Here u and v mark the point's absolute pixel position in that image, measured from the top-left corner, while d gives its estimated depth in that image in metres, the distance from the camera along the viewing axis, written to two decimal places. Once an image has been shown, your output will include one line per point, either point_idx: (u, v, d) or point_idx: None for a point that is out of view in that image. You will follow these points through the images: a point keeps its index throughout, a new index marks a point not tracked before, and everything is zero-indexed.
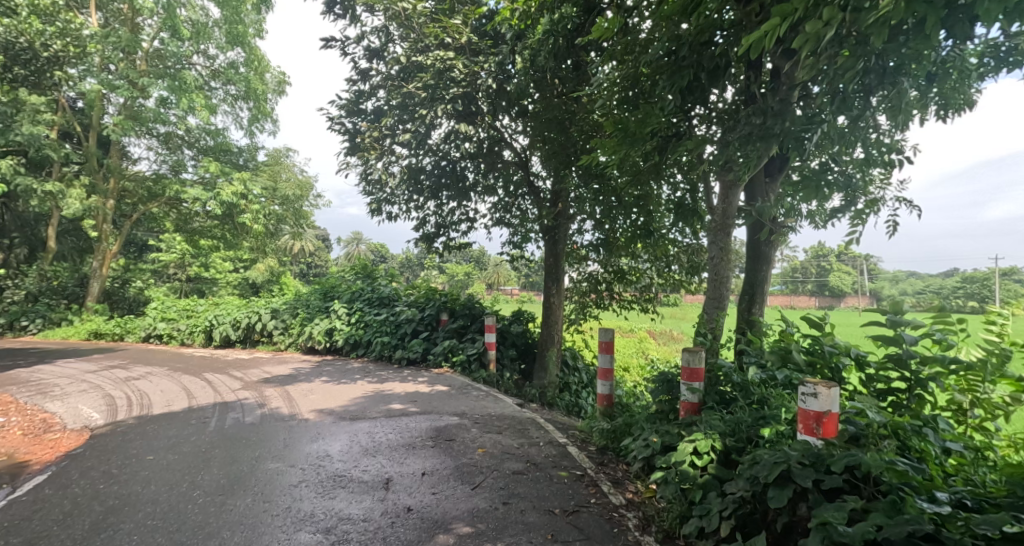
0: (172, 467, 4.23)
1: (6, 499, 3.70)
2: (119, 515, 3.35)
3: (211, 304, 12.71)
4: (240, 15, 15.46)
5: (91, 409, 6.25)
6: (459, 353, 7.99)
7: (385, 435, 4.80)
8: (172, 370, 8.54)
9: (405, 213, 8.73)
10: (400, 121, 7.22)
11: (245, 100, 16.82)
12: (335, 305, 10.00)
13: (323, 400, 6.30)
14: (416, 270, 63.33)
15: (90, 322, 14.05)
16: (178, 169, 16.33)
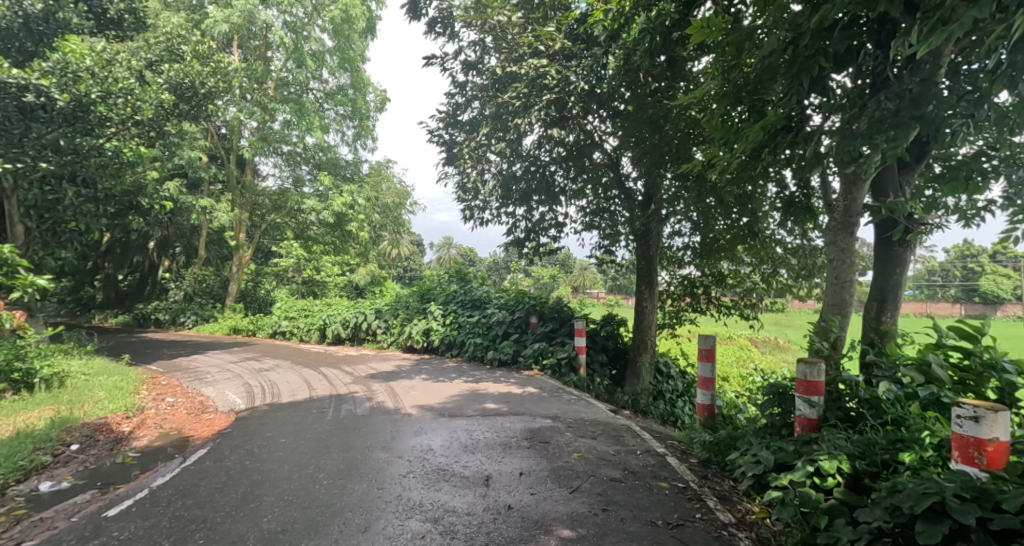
0: (300, 450, 4.74)
1: (179, 467, 4.40)
2: (261, 489, 3.83)
3: (325, 304, 13.99)
4: (349, 42, 16.89)
5: (234, 394, 7.21)
6: (549, 356, 8.01)
7: (483, 433, 4.98)
8: (294, 363, 9.56)
9: (496, 219, 9.01)
10: (495, 130, 7.48)
11: (352, 119, 18.38)
12: (431, 307, 10.54)
13: (424, 396, 6.69)
14: (504, 273, 64.85)
15: (230, 319, 16.15)
16: (298, 184, 18.19)
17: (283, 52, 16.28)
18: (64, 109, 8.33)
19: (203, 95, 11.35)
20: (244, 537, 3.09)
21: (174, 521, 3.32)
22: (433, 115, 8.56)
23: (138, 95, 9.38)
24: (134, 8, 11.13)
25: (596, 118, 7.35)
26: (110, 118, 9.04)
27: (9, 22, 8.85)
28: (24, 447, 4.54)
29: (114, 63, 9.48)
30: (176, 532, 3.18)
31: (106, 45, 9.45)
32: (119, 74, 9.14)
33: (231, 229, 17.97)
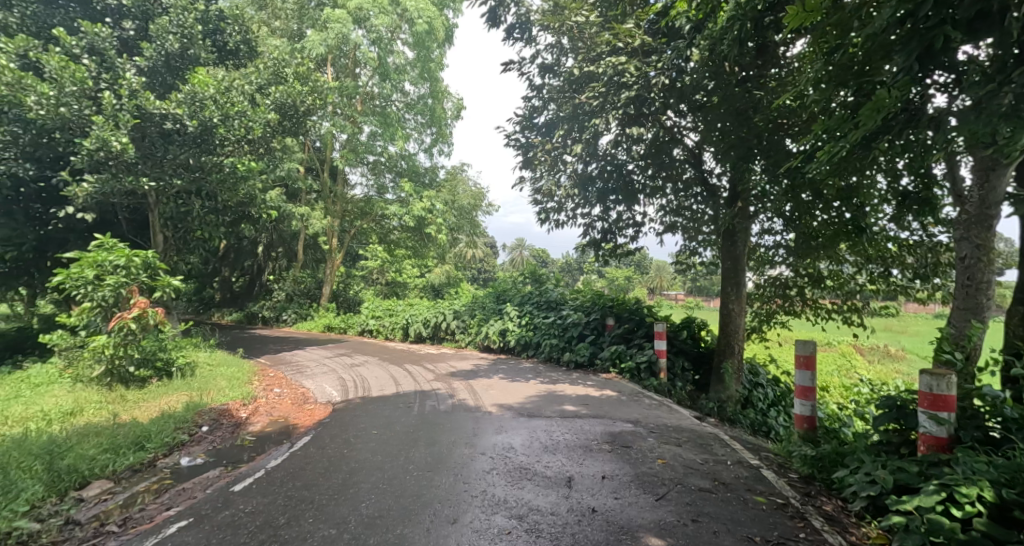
0: (390, 442, 5.01)
1: (287, 452, 4.83)
2: (358, 476, 4.10)
3: (408, 304, 14.66)
4: (429, 52, 17.59)
5: (329, 388, 7.78)
6: (628, 359, 7.79)
7: (563, 434, 4.97)
8: (381, 360, 10.13)
9: (572, 220, 8.95)
10: (572, 131, 7.47)
11: (430, 127, 19.17)
12: (507, 308, 10.71)
13: (502, 395, 6.82)
14: (578, 273, 64.24)
15: (325, 318, 17.42)
16: (382, 191, 19.20)
17: (370, 69, 17.32)
18: (193, 133, 9.53)
19: (302, 113, 12.40)
20: (347, 519, 3.34)
21: (287, 500, 3.66)
22: (510, 119, 8.68)
23: (250, 116, 10.35)
24: (247, 39, 12.40)
25: (676, 113, 7.06)
26: (227, 138, 10.12)
27: (154, 61, 10.23)
28: (166, 427, 5.23)
29: (232, 90, 10.59)
30: (290, 510, 3.51)
31: (225, 73, 10.59)
32: (235, 99, 10.20)
33: (325, 235, 19.36)
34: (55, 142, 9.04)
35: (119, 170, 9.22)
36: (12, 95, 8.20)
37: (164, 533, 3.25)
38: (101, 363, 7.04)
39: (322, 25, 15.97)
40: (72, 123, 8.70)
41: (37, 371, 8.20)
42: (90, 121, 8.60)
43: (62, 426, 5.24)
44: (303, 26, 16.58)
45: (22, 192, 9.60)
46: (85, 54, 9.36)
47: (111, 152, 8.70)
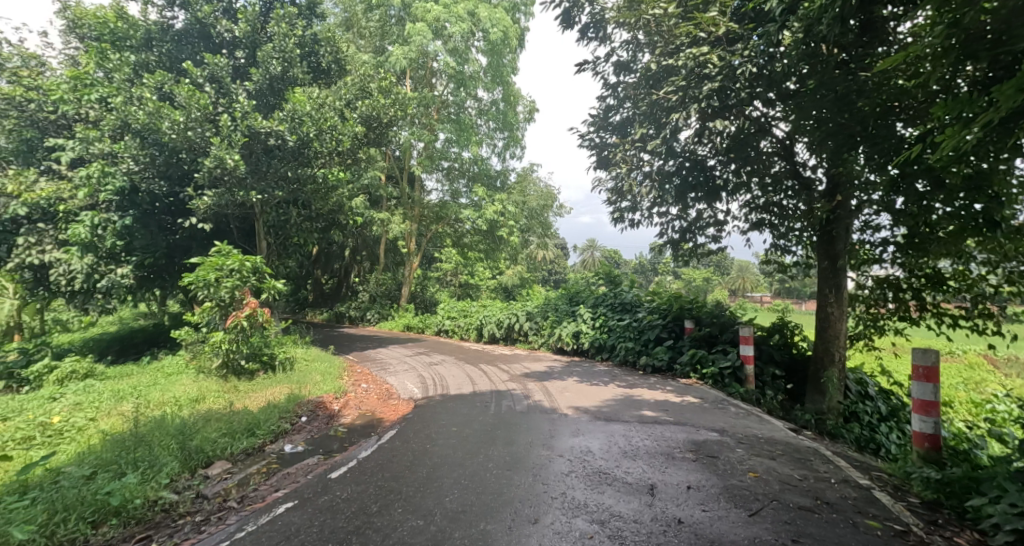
0: (469, 439, 5.14)
1: (376, 444, 5.12)
2: (442, 471, 4.25)
3: (482, 306, 14.95)
4: (502, 58, 17.92)
5: (411, 385, 8.13)
6: (710, 364, 7.40)
7: (643, 440, 4.83)
8: (458, 359, 10.42)
9: (648, 220, 8.68)
10: (650, 126, 7.26)
11: (502, 131, 19.61)
12: (581, 309, 10.59)
13: (578, 398, 6.74)
14: (652, 275, 62.13)
15: (405, 318, 18.22)
16: (457, 195, 19.76)
17: (446, 78, 17.95)
18: (292, 147, 10.41)
19: (385, 124, 13.12)
20: (433, 511, 3.47)
21: (378, 490, 3.88)
22: (584, 120, 8.60)
23: (340, 129, 11.09)
24: (338, 59, 13.30)
25: (763, 104, 6.63)
26: (320, 151, 10.94)
27: (260, 84, 11.32)
28: (272, 415, 5.74)
29: (324, 106, 11.43)
30: (381, 499, 3.72)
31: (318, 91, 11.46)
32: (327, 114, 11.00)
33: (404, 239, 20.24)
34: (182, 161, 10.23)
35: (232, 185, 10.29)
36: (150, 122, 9.38)
37: (274, 512, 3.59)
38: (219, 356, 7.89)
39: (403, 39, 16.78)
40: (195, 145, 9.82)
41: (168, 363, 9.32)
42: (209, 141, 9.64)
43: (189, 412, 5.92)
44: (385, 42, 17.56)
45: (156, 206, 10.96)
46: (207, 82, 10.59)
47: (226, 168, 9.73)
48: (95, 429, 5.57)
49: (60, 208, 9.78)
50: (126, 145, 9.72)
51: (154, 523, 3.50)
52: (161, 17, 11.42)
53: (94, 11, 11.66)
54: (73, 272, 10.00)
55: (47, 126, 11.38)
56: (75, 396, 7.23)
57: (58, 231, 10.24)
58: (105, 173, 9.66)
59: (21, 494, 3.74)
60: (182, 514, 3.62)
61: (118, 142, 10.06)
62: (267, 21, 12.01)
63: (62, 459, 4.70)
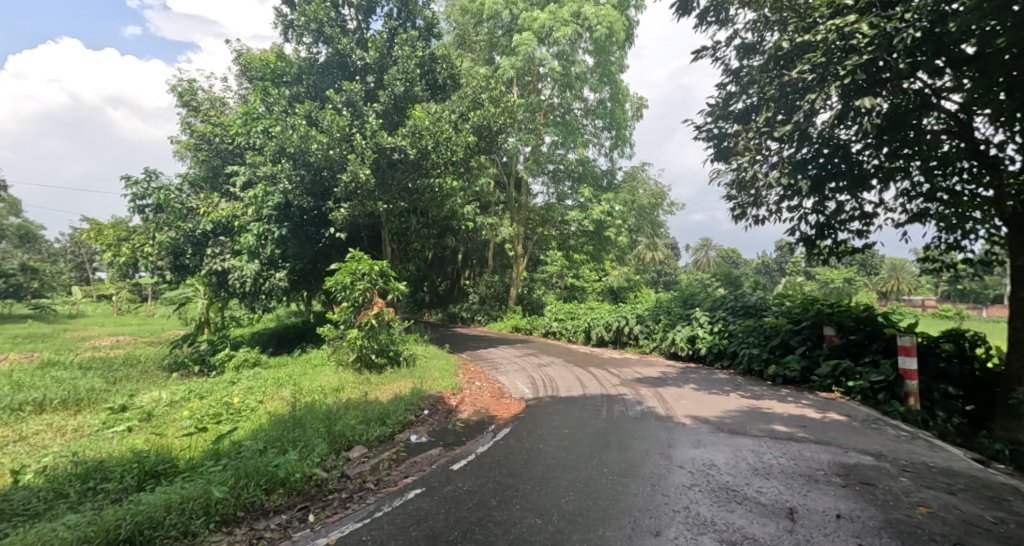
0: (581, 443, 5.11)
1: (492, 440, 5.33)
2: (557, 472, 4.30)
3: (590, 308, 14.75)
4: (610, 57, 17.66)
5: (522, 385, 8.29)
6: (856, 378, 6.54)
7: (777, 458, 4.42)
8: (566, 362, 10.41)
9: (775, 216, 7.92)
10: (780, 112, 6.64)
11: (609, 130, 19.37)
12: (697, 312, 9.96)
13: (697, 407, 6.36)
14: (777, 276, 56.49)
15: (513, 319, 18.58)
16: (562, 197, 19.78)
17: (552, 82, 18.10)
18: (413, 160, 11.27)
19: (496, 131, 13.61)
20: (550, 511, 3.53)
21: (497, 485, 4.04)
22: (701, 111, 8.13)
23: (454, 140, 11.71)
24: (453, 74, 14.06)
25: (929, 73, 5.74)
26: (437, 162, 11.68)
27: (386, 104, 12.42)
28: (399, 407, 6.24)
29: (440, 120, 12.14)
30: (500, 494, 3.86)
31: (435, 106, 12.23)
32: (443, 126, 11.70)
33: (511, 242, 20.68)
34: (325, 178, 11.53)
35: (363, 197, 11.40)
36: (301, 144, 10.73)
37: (406, 497, 3.91)
38: (354, 350, 8.79)
39: (512, 49, 17.25)
40: (335, 163, 11.04)
41: (313, 356, 10.58)
42: (346, 159, 10.81)
43: (332, 400, 6.68)
44: (494, 53, 18.21)
45: (303, 218, 12.50)
46: (344, 107, 11.87)
47: (359, 182, 10.81)
48: (262, 410, 6.53)
49: (235, 223, 11.62)
50: (282, 167, 11.19)
51: (310, 496, 4.01)
52: (309, 53, 13.06)
53: (259, 55, 13.75)
54: (244, 276, 11.72)
55: (226, 154, 13.63)
56: (247, 382, 8.54)
57: (233, 243, 12.15)
58: (268, 193, 11.29)
59: (214, 460, 4.50)
60: (331, 490, 4.10)
61: (277, 165, 11.59)
62: (392, 46, 13.14)
63: (241, 433, 5.60)
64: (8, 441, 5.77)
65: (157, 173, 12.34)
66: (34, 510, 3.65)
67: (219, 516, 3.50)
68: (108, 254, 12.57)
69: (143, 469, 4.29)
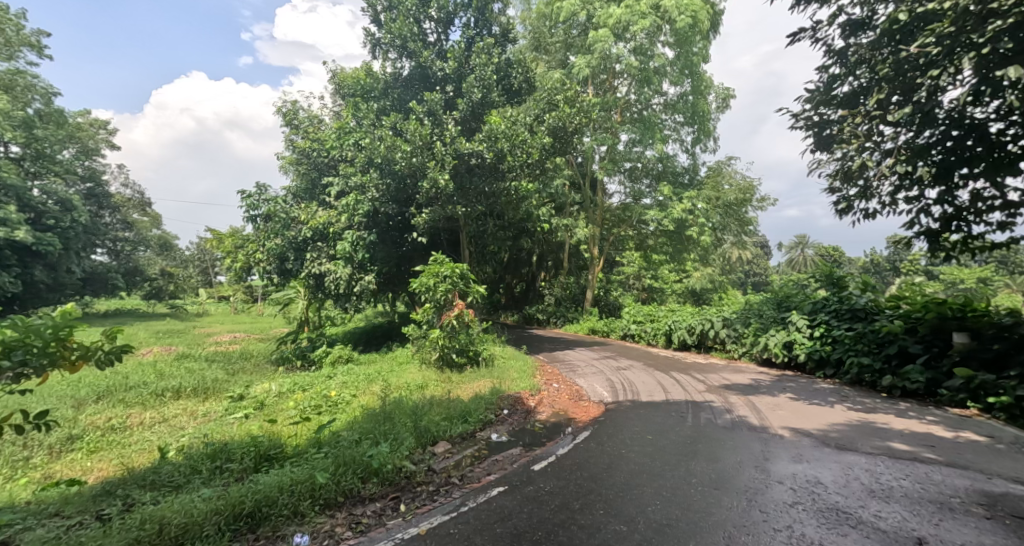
0: (667, 450, 4.95)
1: (572, 443, 5.33)
2: (641, 479, 4.20)
3: (671, 311, 14.15)
4: (692, 47, 16.89)
5: (602, 388, 8.18)
6: (998, 394, 5.77)
7: (897, 480, 3.99)
8: (647, 366, 10.09)
9: (889, 208, 7.15)
10: (895, 93, 6.00)
11: (691, 125, 18.60)
12: (793, 315, 9.20)
13: (796, 418, 5.92)
14: (887, 275, 50.73)
15: (589, 321, 18.30)
16: (640, 196, 19.29)
17: (630, 78, 17.69)
18: (490, 163, 11.57)
19: (572, 132, 13.55)
20: (635, 519, 3.46)
21: (578, 488, 4.03)
22: (799, 98, 7.54)
23: (530, 143, 11.85)
24: (528, 78, 14.24)
25: None
26: (514, 165, 11.87)
27: (465, 111, 12.82)
28: (481, 406, 6.42)
29: (517, 123, 12.33)
30: (582, 498, 3.84)
31: (511, 110, 12.42)
32: (519, 130, 11.88)
33: (588, 243, 20.43)
34: (409, 185, 12.14)
35: (443, 202, 11.84)
36: (388, 154, 11.37)
37: (489, 494, 4.01)
38: (436, 349, 9.18)
39: (587, 48, 17.07)
40: (418, 171, 11.58)
41: (399, 354, 11.15)
42: (427, 167, 11.28)
43: (418, 396, 7.02)
44: (570, 54, 18.16)
45: (389, 224, 13.24)
46: (426, 116, 12.41)
47: (439, 188, 11.24)
48: (355, 404, 7.01)
49: (331, 230, 12.56)
50: (371, 177, 11.92)
51: (401, 487, 4.23)
52: (394, 68, 13.83)
53: (351, 73, 14.77)
54: (338, 279, 12.64)
55: (322, 167, 14.81)
56: (342, 377, 9.21)
57: (329, 248, 13.12)
58: (358, 201, 12.10)
59: (317, 447, 4.91)
60: (419, 482, 4.32)
61: (366, 175, 12.36)
62: (470, 55, 13.54)
63: (339, 423, 6.06)
64: (155, 421, 6.71)
65: (266, 186, 13.69)
66: (176, 483, 4.21)
67: (322, 500, 3.81)
68: (227, 260, 14.12)
69: (259, 452, 4.77)
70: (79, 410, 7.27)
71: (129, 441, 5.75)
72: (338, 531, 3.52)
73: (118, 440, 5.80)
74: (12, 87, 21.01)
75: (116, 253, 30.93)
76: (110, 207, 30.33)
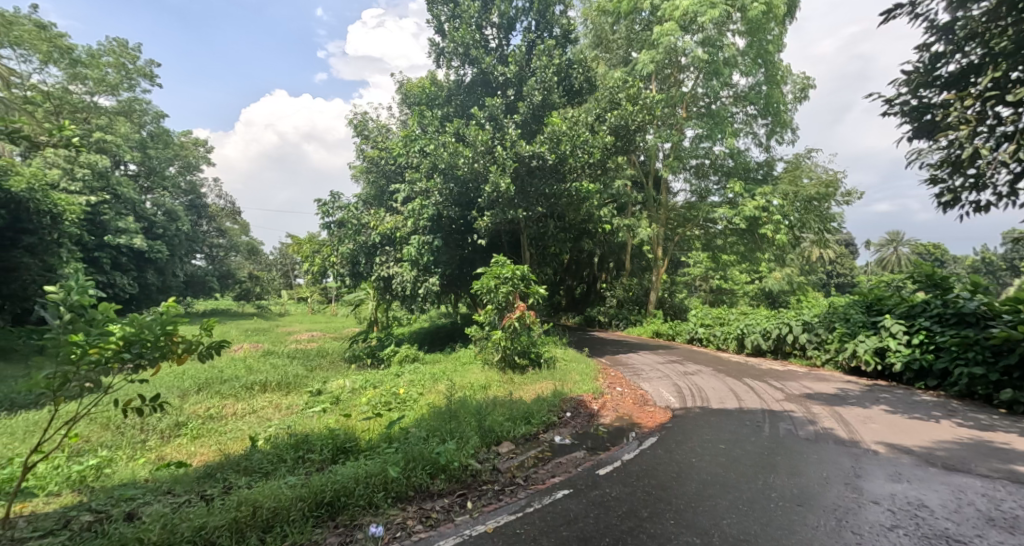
0: (742, 460, 4.70)
1: (638, 448, 5.20)
2: (715, 490, 4.02)
3: (742, 314, 13.39)
4: (766, 35, 15.99)
5: (669, 393, 7.92)
6: None
7: (1020, 508, 3.56)
8: (717, 371, 9.64)
9: (1005, 199, 6.39)
10: (1016, 68, 5.42)
11: (764, 117, 17.67)
12: (886, 320, 8.38)
13: (891, 433, 5.43)
14: (999, 276, 45.15)
15: (653, 324, 17.73)
16: (706, 194, 18.50)
17: (696, 72, 17.04)
18: (551, 165, 11.62)
19: (635, 130, 13.25)
20: (709, 531, 3.33)
21: (646, 495, 3.93)
22: (893, 81, 6.90)
23: (591, 143, 11.77)
24: (589, 78, 14.16)
25: None
26: (575, 165, 11.88)
27: (526, 114, 12.89)
28: (544, 407, 6.42)
29: (578, 123, 12.26)
30: (650, 506, 3.75)
31: (572, 111, 12.38)
32: (580, 131, 11.78)
33: (651, 243, 19.85)
34: (471, 189, 12.37)
35: (504, 204, 11.96)
36: (450, 160, 11.66)
37: (555, 496, 4.01)
38: (499, 350, 9.29)
39: (651, 43, 16.66)
40: (480, 175, 11.78)
41: (464, 354, 11.38)
42: (488, 171, 11.45)
43: (481, 396, 7.15)
44: (632, 50, 17.77)
45: (452, 226, 13.63)
46: (488, 121, 12.61)
47: (500, 191, 11.36)
48: (422, 402, 7.25)
49: (397, 235, 13.05)
50: (435, 182, 12.27)
51: (467, 484, 4.32)
52: (457, 75, 14.19)
53: (417, 83, 15.31)
54: (404, 281, 13.10)
55: (390, 174, 15.47)
56: (409, 375, 9.56)
57: (396, 252, 13.63)
58: (423, 207, 12.47)
59: (388, 442, 5.13)
60: (485, 481, 4.39)
61: (431, 180, 12.73)
62: (531, 58, 13.63)
63: (408, 420, 6.30)
64: (246, 412, 7.31)
65: (340, 194, 14.49)
66: (265, 469, 4.56)
67: (394, 492, 3.96)
68: (306, 264, 15.10)
69: (336, 445, 5.05)
70: (184, 400, 8.04)
71: (225, 429, 6.29)
72: (409, 524, 3.65)
73: (216, 428, 6.37)
74: (131, 112, 23.83)
75: (213, 258, 33.98)
76: (207, 217, 33.36)
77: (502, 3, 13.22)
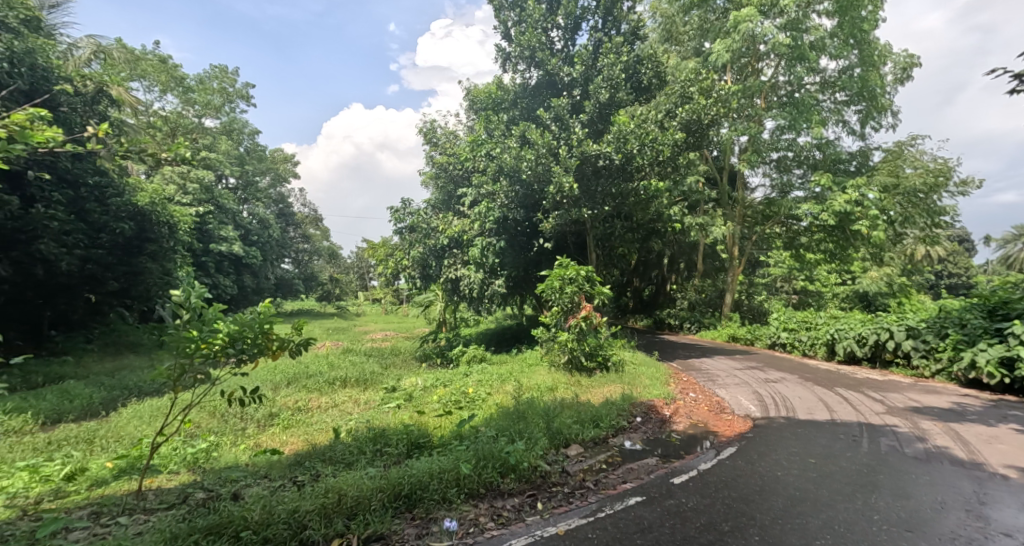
0: (836, 477, 4.33)
1: (716, 458, 4.94)
2: (805, 507, 3.73)
3: (832, 317, 12.32)
4: (859, 13, 14.74)
5: (749, 401, 7.47)
6: None
7: None
8: (803, 379, 8.95)
9: None
10: None
11: (857, 103, 16.25)
12: (1014, 327, 7.41)
13: (1022, 456, 4.77)
14: None
15: (729, 327, 16.80)
16: (788, 189, 17.27)
17: (777, 59, 16.03)
18: (618, 164, 11.38)
19: (707, 124, 12.66)
20: None
21: (727, 508, 3.72)
22: None
23: (661, 140, 11.36)
24: (659, 73, 13.73)
25: None
26: (644, 163, 11.53)
27: (593, 113, 12.70)
28: (613, 411, 6.27)
29: (646, 120, 11.90)
30: (731, 519, 3.54)
31: (641, 107, 12.05)
32: (648, 128, 11.30)
33: (726, 243, 18.85)
34: (536, 191, 12.36)
35: (569, 205, 11.84)
36: (514, 163, 11.71)
37: (627, 502, 3.90)
38: (565, 352, 9.23)
39: (726, 32, 15.86)
40: (543, 176, 11.73)
41: (530, 356, 11.41)
42: (551, 171, 11.37)
43: (549, 397, 7.13)
44: (705, 41, 17.02)
45: (518, 228, 13.70)
46: (554, 122, 12.57)
47: (565, 192, 11.28)
48: (491, 402, 7.34)
49: (465, 237, 13.33)
50: (500, 185, 12.37)
51: (537, 485, 4.32)
52: (523, 78, 14.27)
53: (483, 88, 15.57)
54: (472, 283, 13.34)
55: (457, 178, 15.85)
56: (478, 375, 9.74)
57: (462, 254, 13.92)
58: (489, 209, 12.58)
59: (459, 440, 5.25)
60: (555, 483, 4.36)
61: (496, 183, 12.85)
62: (598, 56, 13.42)
63: (478, 419, 6.41)
64: (330, 406, 7.78)
65: (410, 200, 15.05)
66: (347, 460, 4.82)
67: (467, 489, 4.04)
68: (380, 267, 15.84)
69: (410, 439, 5.23)
70: (276, 393, 8.71)
71: (312, 421, 6.74)
72: (482, 521, 3.70)
73: (303, 419, 6.84)
74: (232, 131, 26.32)
75: (299, 262, 36.59)
76: (293, 224, 35.93)
77: (567, 4, 13.15)
